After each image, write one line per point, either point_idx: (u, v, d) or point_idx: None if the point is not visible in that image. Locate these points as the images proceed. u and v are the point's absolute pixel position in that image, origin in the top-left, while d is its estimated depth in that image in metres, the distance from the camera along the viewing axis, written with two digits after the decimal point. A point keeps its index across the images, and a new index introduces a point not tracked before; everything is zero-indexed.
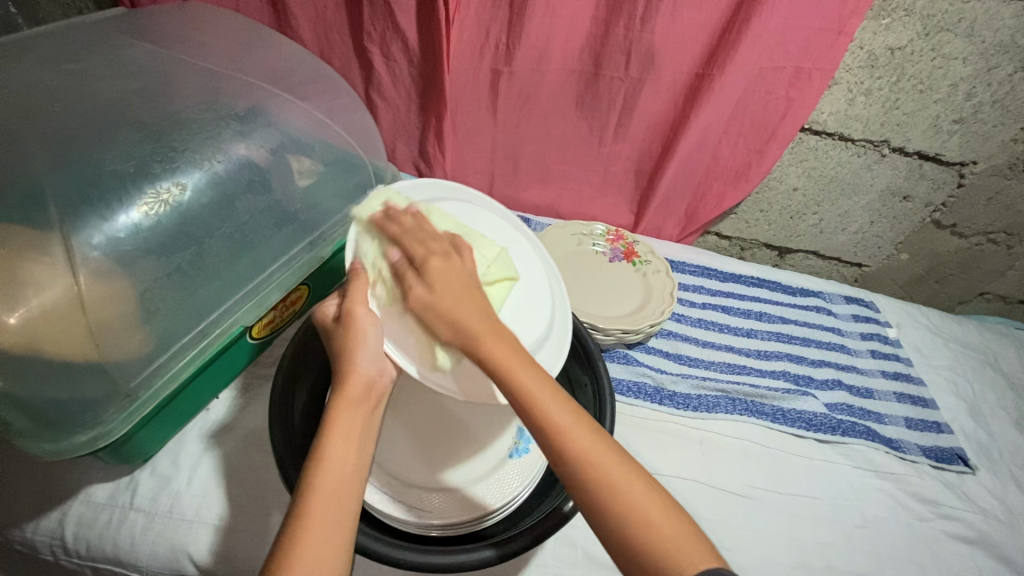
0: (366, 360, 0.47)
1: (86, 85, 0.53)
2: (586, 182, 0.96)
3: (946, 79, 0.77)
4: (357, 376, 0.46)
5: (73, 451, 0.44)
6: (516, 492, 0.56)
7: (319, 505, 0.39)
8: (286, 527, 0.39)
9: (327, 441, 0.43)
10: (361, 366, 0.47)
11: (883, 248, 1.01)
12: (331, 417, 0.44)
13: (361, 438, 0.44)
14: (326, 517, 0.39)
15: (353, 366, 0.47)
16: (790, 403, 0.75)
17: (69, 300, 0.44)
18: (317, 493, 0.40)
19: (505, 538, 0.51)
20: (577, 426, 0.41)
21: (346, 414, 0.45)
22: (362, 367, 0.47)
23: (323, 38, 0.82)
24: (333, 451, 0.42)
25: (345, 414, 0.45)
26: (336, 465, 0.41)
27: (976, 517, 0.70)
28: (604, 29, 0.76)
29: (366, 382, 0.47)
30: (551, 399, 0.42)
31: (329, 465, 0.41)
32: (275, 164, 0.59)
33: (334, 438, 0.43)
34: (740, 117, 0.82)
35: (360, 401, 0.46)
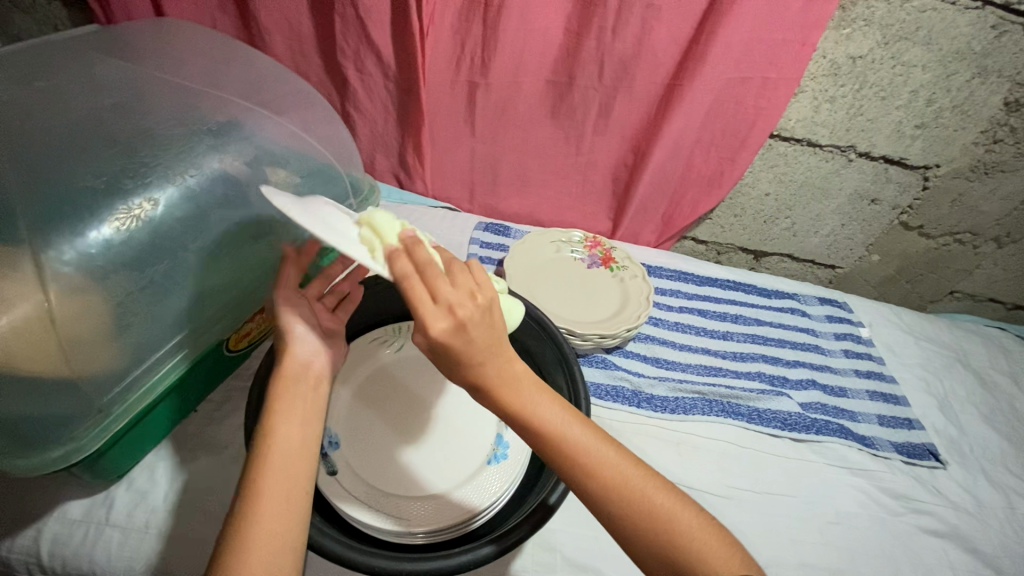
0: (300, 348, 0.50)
1: (58, 102, 0.54)
2: (563, 190, 0.97)
3: (906, 87, 0.80)
4: (291, 360, 0.49)
5: (46, 467, 0.45)
6: (498, 493, 0.56)
7: (272, 470, 0.42)
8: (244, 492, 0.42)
9: (275, 414, 0.45)
10: (295, 349, 0.49)
11: (855, 250, 1.04)
12: (270, 399, 0.46)
13: (304, 410, 0.46)
14: (276, 500, 0.41)
15: (289, 349, 0.49)
16: (765, 403, 0.77)
17: (40, 316, 0.44)
18: (268, 468, 0.43)
19: (477, 543, 0.50)
20: (612, 459, 0.45)
21: (286, 390, 0.47)
22: (296, 350, 0.49)
23: (298, 53, 0.83)
24: (280, 422, 0.45)
25: (287, 391, 0.47)
26: (284, 435, 0.44)
27: (946, 511, 0.72)
28: (576, 41, 0.78)
29: (301, 363, 0.49)
30: (582, 430, 0.46)
31: (277, 432, 0.44)
32: (250, 176, 0.60)
33: (277, 415, 0.45)
34: (711, 125, 0.84)
35: (301, 379, 0.48)
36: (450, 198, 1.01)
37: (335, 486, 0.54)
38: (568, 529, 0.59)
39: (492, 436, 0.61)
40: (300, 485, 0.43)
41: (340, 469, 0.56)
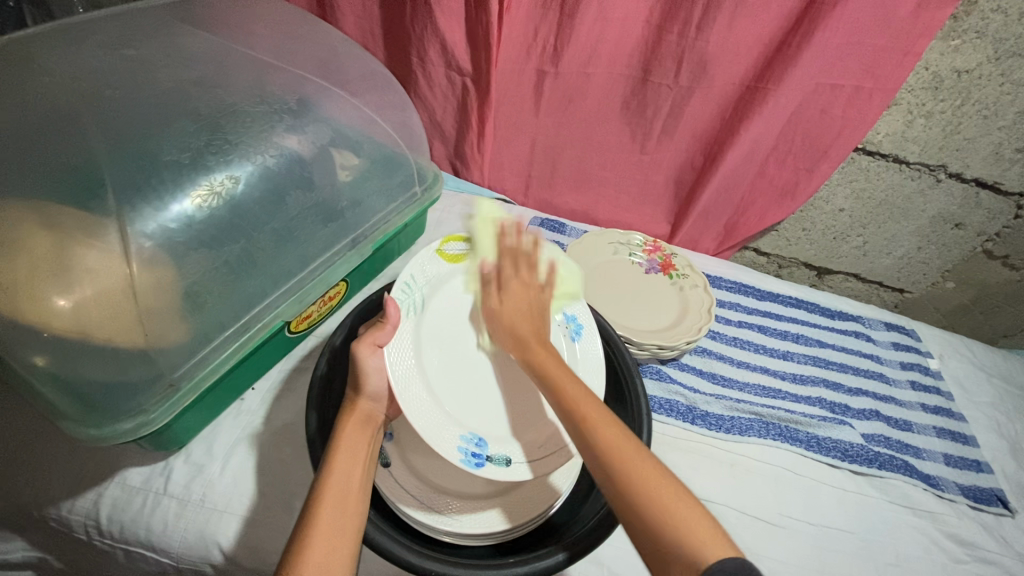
0: (365, 399, 0.52)
1: (144, 71, 0.53)
2: (624, 190, 0.94)
3: (1014, 106, 0.74)
4: (354, 409, 0.51)
5: (115, 438, 0.44)
6: (542, 508, 0.53)
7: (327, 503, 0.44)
8: (299, 524, 0.44)
9: (338, 451, 0.47)
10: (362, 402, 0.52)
11: (927, 275, 0.98)
12: (337, 434, 0.49)
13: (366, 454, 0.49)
14: (329, 536, 0.43)
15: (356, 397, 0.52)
16: (825, 431, 0.73)
17: (123, 287, 0.44)
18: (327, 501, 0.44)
19: (546, 551, 0.50)
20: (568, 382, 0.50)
21: (350, 431, 0.49)
22: (363, 399, 0.52)
23: (367, 31, 0.85)
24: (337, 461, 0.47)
25: (350, 433, 0.49)
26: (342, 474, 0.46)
27: (1013, 562, 0.67)
28: (656, 36, 0.74)
29: (367, 410, 0.52)
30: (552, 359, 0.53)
31: (335, 468, 0.46)
32: (320, 158, 0.59)
33: (339, 452, 0.47)
34: (792, 133, 0.80)
35: (364, 424, 0.51)
36: (506, 190, 0.99)
37: (387, 478, 0.53)
38: (617, 545, 0.57)
39: None
40: (352, 519, 0.44)
41: (393, 462, 0.54)
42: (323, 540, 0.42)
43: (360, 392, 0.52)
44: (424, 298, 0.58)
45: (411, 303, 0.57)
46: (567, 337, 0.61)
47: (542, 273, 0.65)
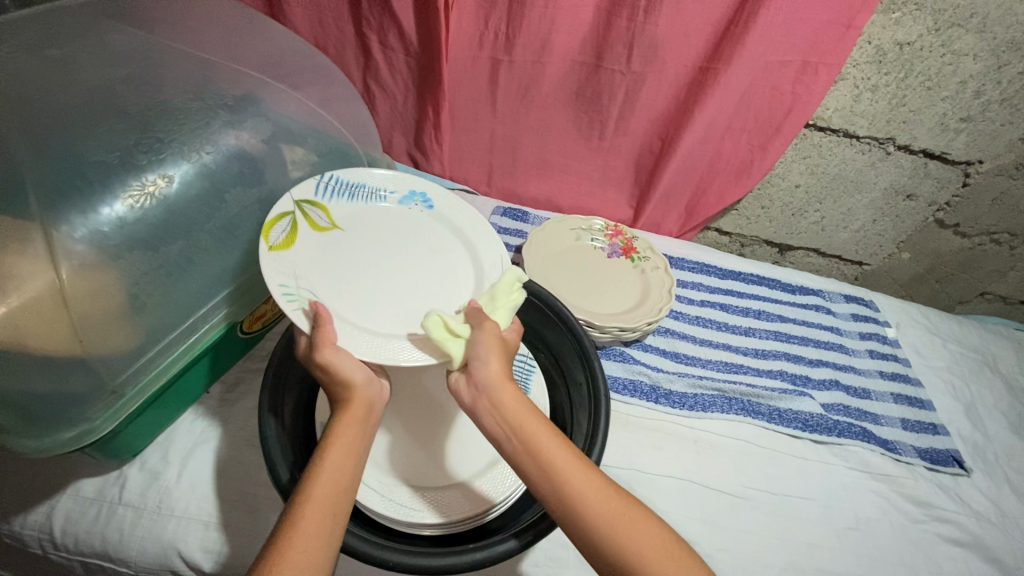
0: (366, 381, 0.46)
1: (70, 71, 0.52)
2: (585, 175, 0.94)
3: (956, 76, 0.76)
4: (360, 394, 0.46)
5: (58, 447, 0.44)
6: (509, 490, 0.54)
7: (320, 497, 0.40)
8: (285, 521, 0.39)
9: (331, 445, 0.43)
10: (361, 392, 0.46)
11: (884, 247, 1.00)
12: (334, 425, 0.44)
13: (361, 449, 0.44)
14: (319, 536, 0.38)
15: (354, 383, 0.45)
16: (786, 403, 0.75)
17: (52, 294, 0.43)
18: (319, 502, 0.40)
19: (499, 538, 0.50)
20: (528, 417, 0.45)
21: (345, 423, 0.44)
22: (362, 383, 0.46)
23: (317, 24, 0.83)
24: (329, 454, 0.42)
25: (348, 426, 0.44)
26: (337, 465, 0.42)
27: (969, 520, 0.69)
28: (606, 19, 0.74)
29: (367, 402, 0.46)
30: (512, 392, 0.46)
31: (330, 465, 0.41)
32: (266, 154, 0.58)
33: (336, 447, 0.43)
34: (744, 112, 0.81)
35: (362, 417, 0.45)
36: (468, 180, 0.99)
37: None
38: None
39: None
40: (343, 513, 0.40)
41: None
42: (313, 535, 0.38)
43: (356, 383, 0.45)
44: (310, 289, 0.50)
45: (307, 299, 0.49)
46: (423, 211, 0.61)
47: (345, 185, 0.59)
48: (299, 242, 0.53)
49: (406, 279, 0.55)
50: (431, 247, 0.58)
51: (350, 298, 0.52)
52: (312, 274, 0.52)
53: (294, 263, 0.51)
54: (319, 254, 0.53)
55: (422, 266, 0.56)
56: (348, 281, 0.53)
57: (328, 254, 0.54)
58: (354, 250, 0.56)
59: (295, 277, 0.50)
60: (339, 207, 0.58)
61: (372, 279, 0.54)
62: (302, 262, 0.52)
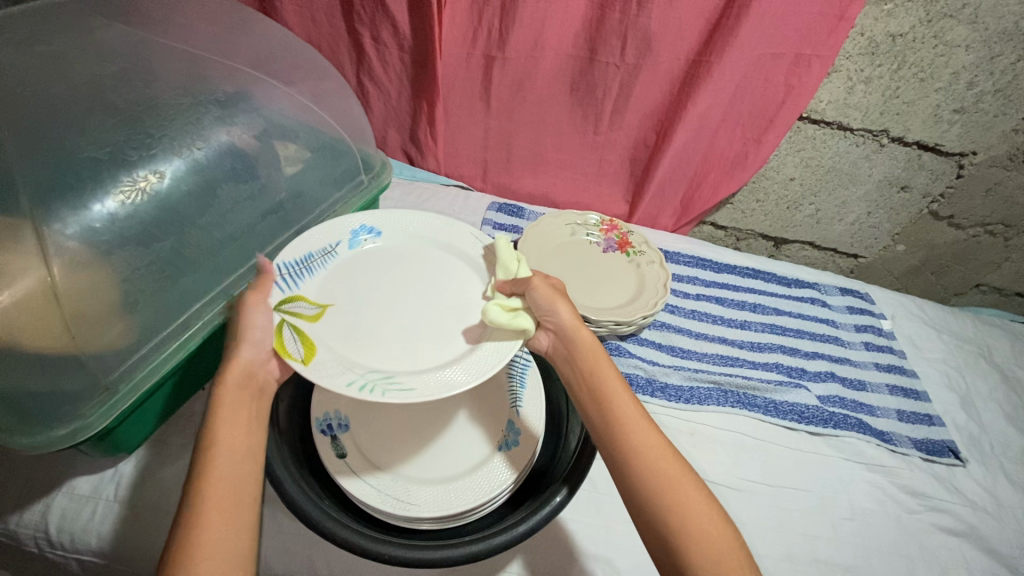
0: (247, 348, 0.47)
1: (59, 68, 0.52)
2: (580, 171, 0.94)
3: (948, 67, 0.76)
4: (235, 363, 0.47)
5: (50, 445, 0.42)
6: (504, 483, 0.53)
7: (216, 472, 0.41)
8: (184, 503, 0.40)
9: (218, 419, 0.44)
10: (244, 355, 0.47)
11: (879, 239, 1.01)
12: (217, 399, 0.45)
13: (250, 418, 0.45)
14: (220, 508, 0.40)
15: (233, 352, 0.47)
16: (781, 395, 0.75)
17: (43, 291, 0.43)
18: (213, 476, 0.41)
19: (512, 522, 0.51)
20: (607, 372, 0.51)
21: (232, 394, 0.46)
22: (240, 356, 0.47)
23: (309, 21, 0.83)
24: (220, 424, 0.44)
25: (229, 396, 0.45)
26: (227, 440, 0.43)
27: (965, 510, 0.69)
28: (599, 14, 0.74)
29: (248, 368, 0.47)
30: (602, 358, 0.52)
31: (218, 441, 0.43)
32: (259, 149, 0.58)
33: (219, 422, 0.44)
34: (738, 105, 0.81)
35: (245, 386, 0.47)
36: (463, 177, 0.99)
37: (343, 470, 0.52)
38: (578, 518, 0.57)
39: (505, 422, 0.59)
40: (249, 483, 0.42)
41: (350, 452, 0.54)
42: (215, 511, 0.39)
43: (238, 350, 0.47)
44: (369, 368, 0.45)
45: (369, 380, 0.44)
46: (371, 241, 0.57)
47: (301, 264, 0.52)
48: (319, 342, 0.46)
49: (415, 313, 0.52)
50: (416, 272, 0.55)
51: (392, 355, 0.47)
52: (348, 352, 0.46)
53: (339, 360, 0.45)
54: (339, 331, 0.48)
55: (421, 287, 0.54)
56: (379, 339, 0.49)
57: (353, 334, 0.49)
58: (364, 319, 0.50)
59: (345, 364, 0.44)
60: (311, 288, 0.51)
61: (390, 323, 0.50)
62: (338, 352, 0.46)
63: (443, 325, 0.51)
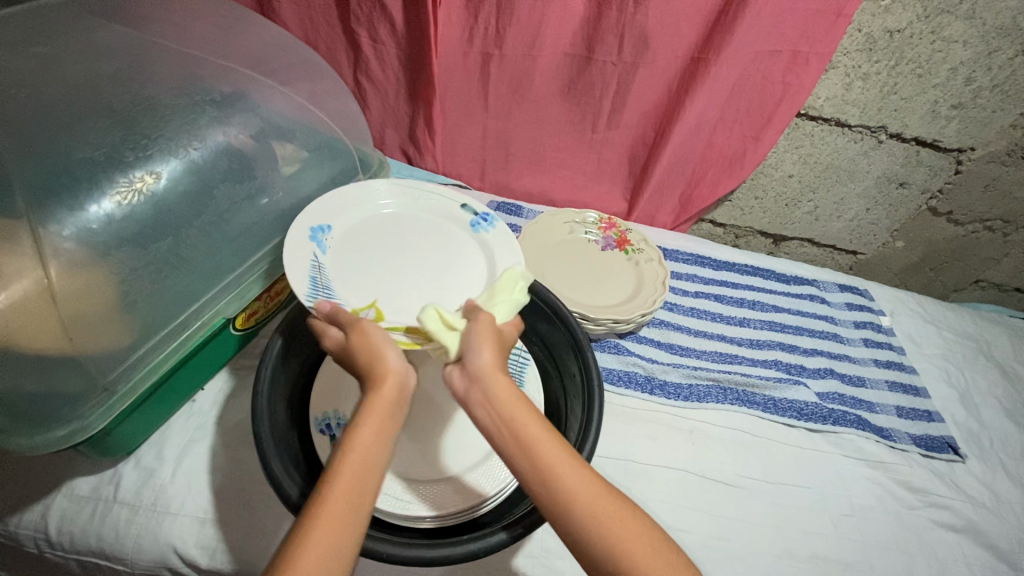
0: (395, 363, 0.43)
1: (55, 69, 0.52)
2: (578, 169, 0.94)
3: (946, 63, 0.76)
4: (389, 377, 0.42)
5: (49, 446, 0.43)
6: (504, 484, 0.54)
7: (333, 504, 0.37)
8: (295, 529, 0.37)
9: (354, 441, 0.40)
10: (391, 367, 0.43)
11: (878, 236, 1.01)
12: (361, 412, 0.41)
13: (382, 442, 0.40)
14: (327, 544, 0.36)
15: (386, 364, 0.43)
16: (781, 392, 0.75)
17: (40, 293, 0.43)
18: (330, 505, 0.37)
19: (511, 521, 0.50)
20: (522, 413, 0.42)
21: (377, 411, 0.41)
22: (392, 364, 0.43)
23: (306, 20, 0.83)
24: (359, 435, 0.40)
25: (376, 414, 0.41)
26: (356, 467, 0.39)
27: (964, 505, 0.69)
28: (596, 12, 0.73)
29: (398, 383, 0.43)
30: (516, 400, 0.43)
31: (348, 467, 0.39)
32: (256, 150, 0.58)
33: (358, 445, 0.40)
34: (736, 102, 0.81)
35: (392, 405, 0.42)
36: (461, 175, 0.99)
37: None
38: None
39: None
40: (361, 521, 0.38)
41: None
42: (320, 550, 0.35)
43: (384, 361, 0.43)
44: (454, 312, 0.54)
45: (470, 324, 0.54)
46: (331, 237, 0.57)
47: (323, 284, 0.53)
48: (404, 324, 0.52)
49: (424, 261, 0.59)
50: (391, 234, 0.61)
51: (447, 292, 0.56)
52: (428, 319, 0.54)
53: None
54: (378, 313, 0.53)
55: (404, 243, 0.60)
56: (430, 289, 0.56)
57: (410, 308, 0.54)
58: (405, 291, 0.56)
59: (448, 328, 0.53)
60: (347, 296, 0.54)
61: (412, 276, 0.57)
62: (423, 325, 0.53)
63: (453, 264, 0.59)
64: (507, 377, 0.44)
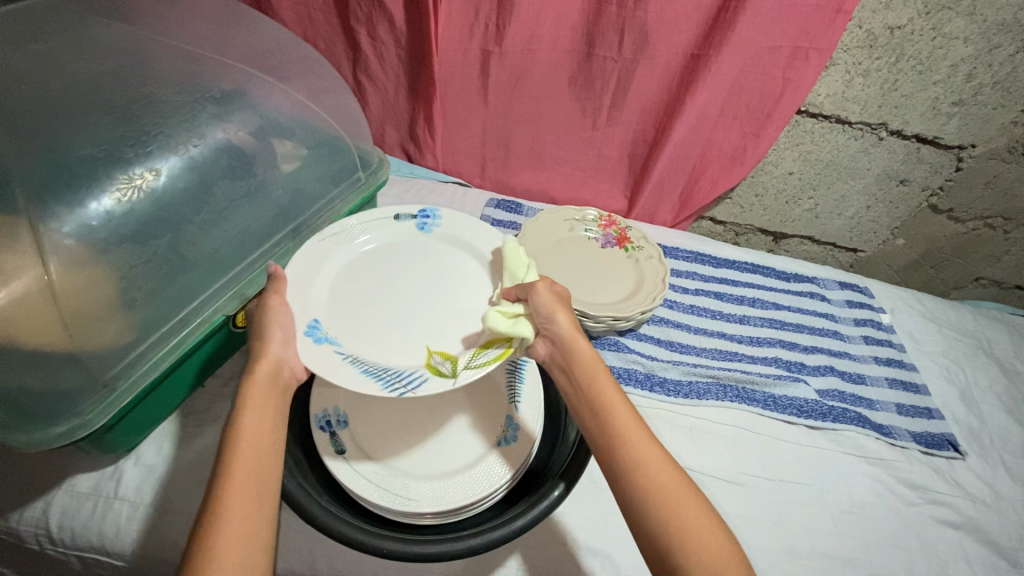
0: (274, 347, 0.47)
1: (55, 67, 0.52)
2: (578, 167, 0.94)
3: (947, 60, 0.76)
4: (264, 362, 0.46)
5: (48, 442, 0.42)
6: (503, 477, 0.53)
7: (235, 482, 0.40)
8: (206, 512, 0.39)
9: (241, 424, 0.43)
10: (271, 352, 0.47)
11: (879, 234, 1.01)
12: (241, 398, 0.45)
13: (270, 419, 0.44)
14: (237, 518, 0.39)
15: (263, 351, 0.47)
16: (780, 389, 0.75)
17: (41, 290, 0.43)
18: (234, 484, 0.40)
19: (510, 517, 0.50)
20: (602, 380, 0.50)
21: (257, 394, 0.45)
22: (271, 352, 0.47)
23: (306, 18, 0.83)
24: (244, 424, 0.43)
25: (255, 396, 0.45)
26: (245, 446, 0.42)
27: (964, 502, 0.69)
28: (596, 8, 0.73)
29: (274, 366, 0.47)
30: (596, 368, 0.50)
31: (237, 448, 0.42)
32: (255, 147, 0.58)
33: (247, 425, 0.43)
34: (737, 98, 0.80)
35: (269, 387, 0.46)
36: (461, 173, 0.99)
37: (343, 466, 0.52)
38: (577, 513, 0.57)
39: (503, 417, 0.59)
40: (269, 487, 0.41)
41: (349, 449, 0.54)
42: (234, 527, 0.38)
43: (266, 347, 0.47)
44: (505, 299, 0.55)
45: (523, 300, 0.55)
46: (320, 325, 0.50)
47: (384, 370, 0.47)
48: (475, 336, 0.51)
49: (418, 288, 0.55)
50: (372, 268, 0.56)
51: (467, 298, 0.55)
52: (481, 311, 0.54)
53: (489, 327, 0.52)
54: (351, 315, 0.52)
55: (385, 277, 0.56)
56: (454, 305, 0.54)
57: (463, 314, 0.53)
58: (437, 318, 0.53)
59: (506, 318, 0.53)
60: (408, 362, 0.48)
61: (424, 301, 0.54)
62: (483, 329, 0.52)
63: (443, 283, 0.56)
64: (587, 344, 0.51)
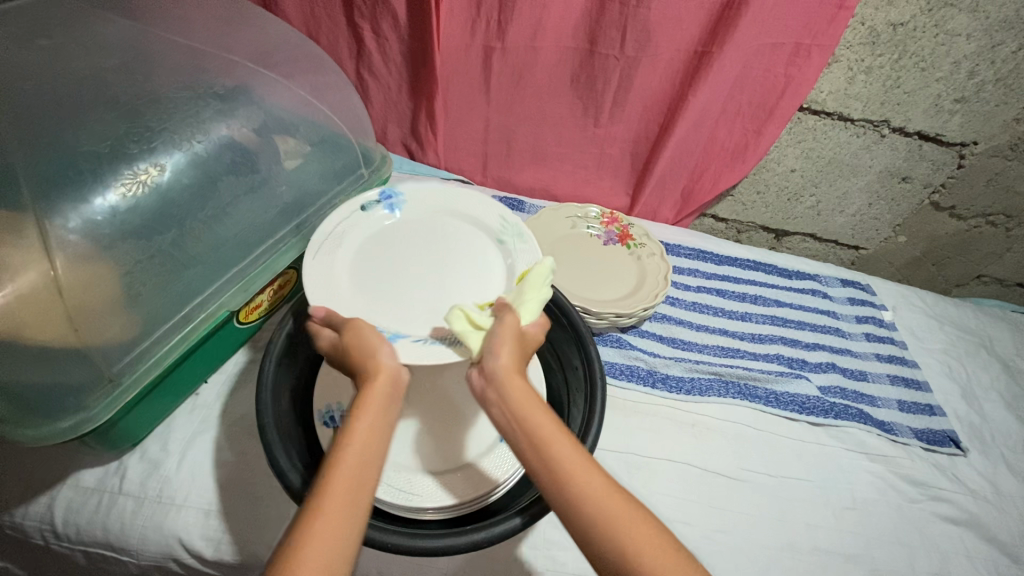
0: (387, 356, 0.45)
1: (59, 63, 0.52)
2: (581, 164, 0.94)
3: (949, 57, 0.76)
4: (381, 369, 0.44)
5: (56, 437, 0.43)
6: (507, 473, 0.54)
7: (339, 491, 0.37)
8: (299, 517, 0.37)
9: (354, 426, 0.40)
10: (383, 361, 0.44)
11: (880, 231, 1.01)
12: (358, 400, 0.42)
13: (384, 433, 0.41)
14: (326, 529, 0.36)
15: (377, 360, 0.44)
16: (782, 386, 0.75)
17: (46, 285, 0.43)
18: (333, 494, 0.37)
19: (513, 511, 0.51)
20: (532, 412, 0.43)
21: (372, 396, 0.42)
22: (384, 363, 0.44)
23: (309, 15, 0.83)
24: (359, 427, 0.40)
25: (373, 401, 0.42)
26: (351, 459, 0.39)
27: (966, 499, 0.70)
28: (599, 5, 0.73)
29: (388, 375, 0.44)
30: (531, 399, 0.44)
31: (349, 451, 0.39)
32: (259, 144, 0.58)
33: (353, 434, 0.40)
34: (739, 95, 0.80)
35: (385, 394, 0.43)
36: (462, 170, 0.99)
37: None
38: None
39: None
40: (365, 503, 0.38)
41: None
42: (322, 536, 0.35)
43: (380, 357, 0.44)
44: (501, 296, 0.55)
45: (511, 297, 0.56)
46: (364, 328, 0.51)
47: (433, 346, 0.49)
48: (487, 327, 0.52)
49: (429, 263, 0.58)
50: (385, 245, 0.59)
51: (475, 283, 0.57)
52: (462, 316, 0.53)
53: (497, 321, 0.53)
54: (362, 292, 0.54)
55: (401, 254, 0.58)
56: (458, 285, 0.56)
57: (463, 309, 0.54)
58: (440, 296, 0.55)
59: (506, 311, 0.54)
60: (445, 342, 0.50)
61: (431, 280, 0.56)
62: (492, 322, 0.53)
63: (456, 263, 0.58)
64: (522, 380, 0.45)
